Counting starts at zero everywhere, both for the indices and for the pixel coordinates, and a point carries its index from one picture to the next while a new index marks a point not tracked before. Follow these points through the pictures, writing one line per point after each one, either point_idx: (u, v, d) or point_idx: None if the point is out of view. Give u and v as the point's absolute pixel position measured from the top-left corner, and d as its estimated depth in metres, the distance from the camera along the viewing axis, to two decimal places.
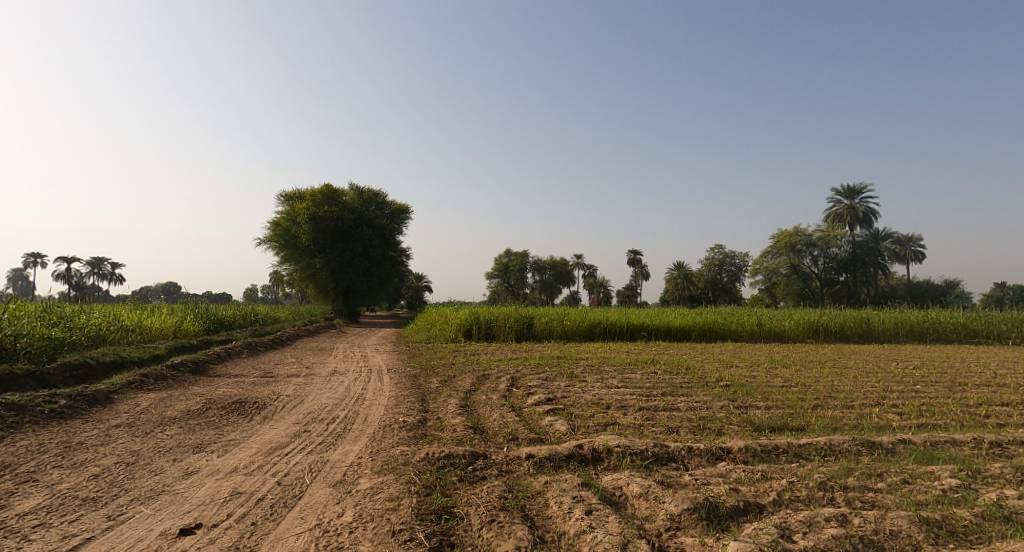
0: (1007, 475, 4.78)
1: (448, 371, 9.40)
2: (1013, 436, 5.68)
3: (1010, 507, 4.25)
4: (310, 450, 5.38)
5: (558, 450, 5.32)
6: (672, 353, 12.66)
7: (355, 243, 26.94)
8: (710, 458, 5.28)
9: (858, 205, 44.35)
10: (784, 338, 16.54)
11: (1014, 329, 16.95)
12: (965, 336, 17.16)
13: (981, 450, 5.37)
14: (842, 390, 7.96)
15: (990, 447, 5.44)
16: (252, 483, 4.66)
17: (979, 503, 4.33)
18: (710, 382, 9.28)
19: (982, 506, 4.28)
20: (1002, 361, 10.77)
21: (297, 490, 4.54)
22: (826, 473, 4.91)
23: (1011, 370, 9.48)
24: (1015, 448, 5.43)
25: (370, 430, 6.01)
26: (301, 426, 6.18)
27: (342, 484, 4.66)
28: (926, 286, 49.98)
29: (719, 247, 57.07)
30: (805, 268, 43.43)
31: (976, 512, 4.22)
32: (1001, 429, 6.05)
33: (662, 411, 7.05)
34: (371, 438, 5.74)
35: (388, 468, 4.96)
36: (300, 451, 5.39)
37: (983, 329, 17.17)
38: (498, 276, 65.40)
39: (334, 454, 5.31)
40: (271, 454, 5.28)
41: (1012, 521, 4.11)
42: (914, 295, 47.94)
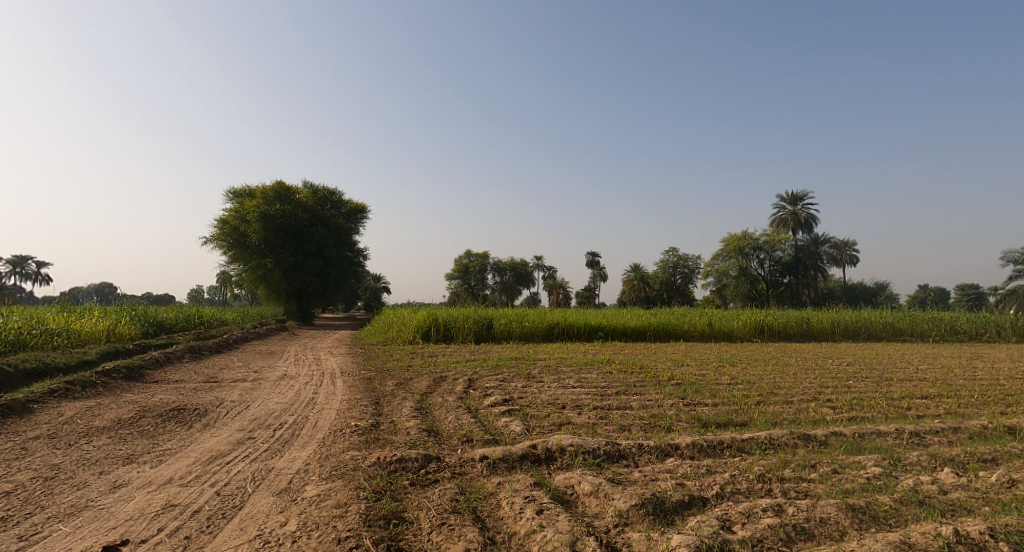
0: (923, 463, 5.11)
1: (404, 374, 9.31)
2: (930, 426, 6.07)
3: (924, 492, 4.55)
4: (253, 458, 5.27)
5: (511, 451, 5.37)
6: (625, 353, 12.94)
7: (312, 242, 26.35)
8: (659, 454, 5.46)
9: (801, 212, 46.17)
10: (733, 337, 17.10)
11: (935, 329, 18.15)
12: (893, 335, 18.18)
13: (902, 440, 5.72)
14: (783, 387, 8.29)
15: (909, 437, 5.80)
16: (187, 494, 4.53)
17: (897, 489, 4.63)
18: (661, 382, 9.49)
19: (901, 492, 4.57)
20: (923, 358, 11.46)
21: (238, 500, 4.45)
22: (765, 466, 5.14)
23: (933, 366, 10.08)
24: (931, 437, 5.81)
25: (320, 436, 5.91)
26: (245, 432, 6.05)
27: (286, 493, 4.58)
28: (861, 287, 52.55)
29: (674, 250, 58.70)
30: (752, 271, 44.88)
31: (896, 497, 4.50)
32: (920, 420, 6.46)
33: (616, 410, 7.20)
34: (321, 444, 5.65)
35: (337, 474, 4.91)
36: (242, 459, 5.26)
37: (909, 328, 18.26)
38: (457, 277, 65.04)
39: (279, 461, 5.21)
40: (210, 464, 5.14)
41: (925, 505, 4.40)
42: (850, 296, 50.38)
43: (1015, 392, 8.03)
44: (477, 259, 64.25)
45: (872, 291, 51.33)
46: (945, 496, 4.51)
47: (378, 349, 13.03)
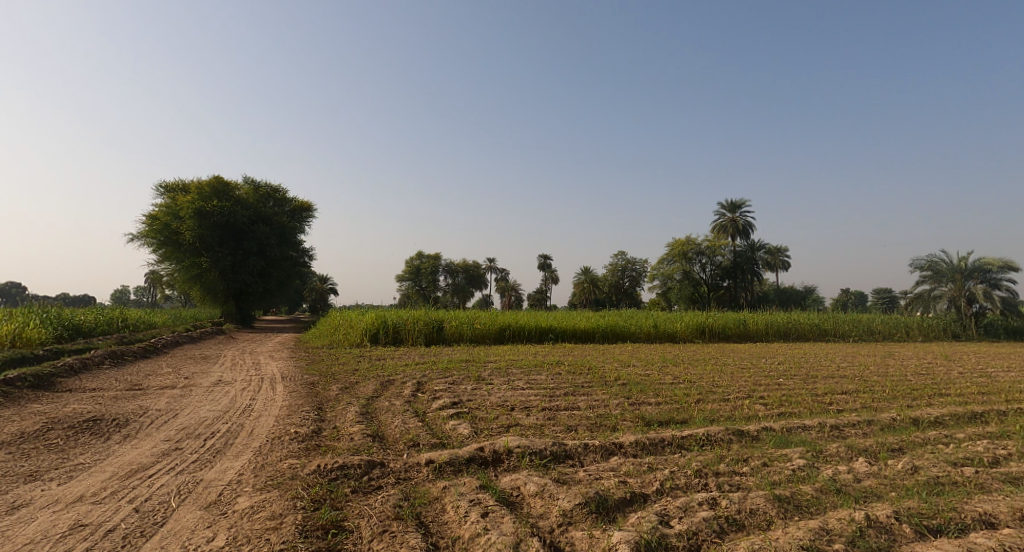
0: (842, 454, 5.47)
1: (349, 378, 9.17)
2: (849, 420, 6.50)
3: (842, 481, 4.88)
4: (180, 470, 5.10)
5: (458, 455, 5.39)
6: (573, 354, 13.16)
7: (253, 241, 25.49)
8: (604, 453, 5.61)
9: (739, 218, 48.09)
10: (677, 339, 17.66)
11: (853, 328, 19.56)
12: (818, 335, 19.38)
13: (824, 433, 6.10)
14: (721, 385, 8.65)
15: (831, 430, 6.19)
16: (100, 512, 4.36)
17: (819, 479, 4.94)
18: (608, 382, 9.74)
19: (821, 482, 4.88)
20: (846, 356, 12.23)
21: (159, 516, 4.30)
22: (703, 461, 5.37)
23: (854, 364, 10.80)
24: (850, 429, 6.22)
25: (255, 445, 5.77)
26: (171, 443, 5.84)
27: (215, 506, 4.47)
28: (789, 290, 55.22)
29: (622, 254, 60.19)
30: (695, 275, 46.50)
31: (817, 487, 4.80)
32: (840, 414, 6.90)
33: (563, 411, 7.34)
34: (257, 453, 5.52)
35: (272, 484, 4.82)
36: (167, 472, 5.08)
37: (834, 329, 19.50)
38: (408, 279, 64.33)
39: (208, 473, 5.06)
40: (129, 479, 4.94)
41: (842, 493, 4.72)
42: (781, 299, 52.88)
43: (924, 386, 8.71)
44: (428, 259, 64.18)
45: (801, 296, 53.72)
46: (860, 484, 4.85)
47: (323, 353, 12.75)
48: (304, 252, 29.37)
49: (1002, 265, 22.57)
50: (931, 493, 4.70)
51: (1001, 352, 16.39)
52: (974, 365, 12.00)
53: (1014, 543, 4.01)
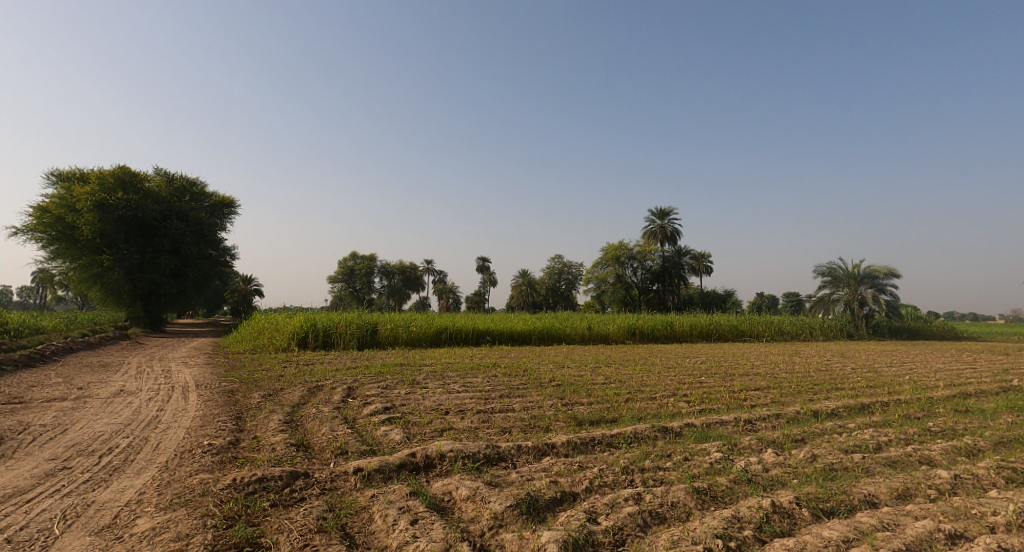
0: (755, 446, 5.85)
1: (273, 385, 8.88)
2: (761, 414, 6.96)
3: (754, 472, 5.22)
4: (67, 492, 4.80)
5: (388, 462, 5.37)
6: (510, 355, 13.29)
7: (165, 237, 24.27)
8: (536, 454, 5.74)
9: (667, 225, 50.05)
10: (610, 340, 18.19)
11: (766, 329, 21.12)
12: (736, 336, 20.68)
13: (740, 427, 6.50)
14: (649, 384, 9.01)
15: (745, 424, 6.60)
16: None
17: (733, 470, 5.27)
18: (542, 383, 9.94)
19: (736, 473, 5.21)
20: (761, 355, 13.06)
21: (39, 546, 4.06)
22: (630, 458, 5.60)
23: (767, 362, 11.57)
24: (762, 423, 6.66)
25: (161, 460, 5.50)
26: (58, 461, 5.47)
27: (110, 530, 4.25)
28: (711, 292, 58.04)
29: (559, 257, 61.38)
30: (627, 279, 47.99)
31: (731, 478, 5.12)
32: (754, 409, 7.38)
33: (498, 413, 7.43)
34: (162, 469, 5.28)
35: (180, 502, 4.62)
36: (51, 495, 4.77)
37: (748, 330, 20.92)
38: (341, 280, 62.63)
39: (102, 494, 4.79)
40: (4, 505, 4.61)
41: (754, 482, 5.06)
42: (705, 301, 55.36)
43: (825, 382, 9.46)
44: (363, 261, 63.01)
45: (721, 299, 56.65)
46: (768, 474, 5.22)
47: (245, 359, 12.22)
48: (221, 250, 28.07)
49: (887, 273, 25.20)
50: (827, 479, 5.14)
51: (890, 349, 18.08)
52: (869, 362, 13.14)
53: (893, 520, 4.47)
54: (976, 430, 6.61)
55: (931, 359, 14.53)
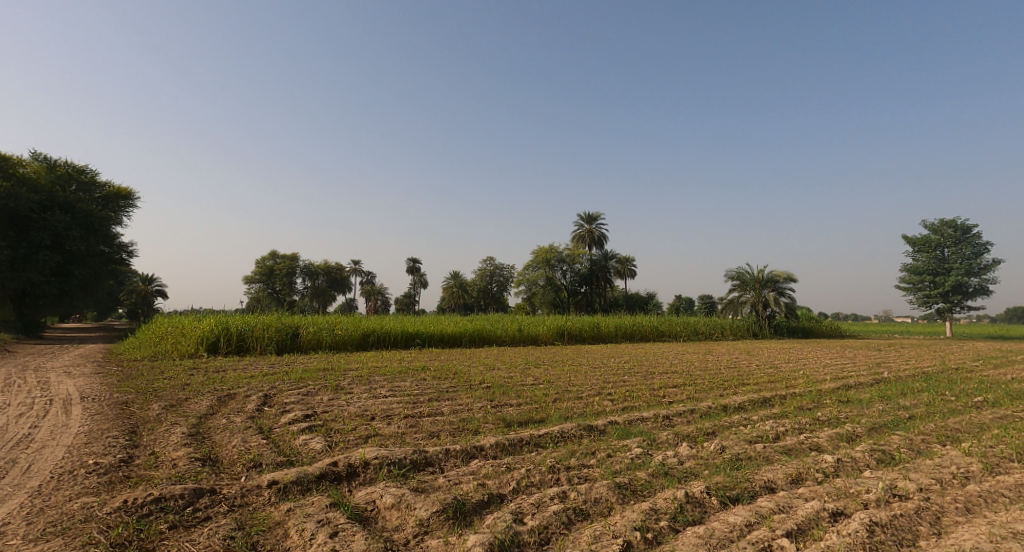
0: (671, 441, 6.17)
1: (179, 394, 8.40)
2: (677, 410, 7.35)
3: (670, 466, 5.50)
4: None
5: (307, 473, 5.24)
6: (440, 358, 13.23)
7: (44, 230, 22.22)
8: (464, 457, 5.78)
9: (595, 230, 51.46)
10: (539, 341, 18.50)
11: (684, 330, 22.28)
12: (656, 336, 21.63)
13: (658, 423, 6.83)
14: (575, 384, 9.26)
15: (663, 420, 6.93)
16: None
17: (651, 465, 5.53)
18: (472, 385, 9.99)
19: (653, 468, 5.47)
20: (678, 354, 13.74)
21: None
22: (556, 457, 5.74)
23: (684, 361, 12.20)
24: (678, 419, 7.03)
25: (34, 484, 5.02)
26: None
27: None
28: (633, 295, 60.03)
29: (491, 259, 61.82)
30: (557, 281, 48.96)
31: (649, 472, 5.37)
32: (671, 405, 7.76)
33: (426, 417, 7.40)
34: (37, 494, 4.84)
35: (56, 531, 4.28)
36: None
37: (668, 330, 21.93)
38: (259, 280, 59.69)
39: None
40: None
41: (669, 475, 5.33)
42: (629, 303, 57.26)
43: (733, 378, 10.10)
44: (285, 260, 60.49)
45: (643, 301, 58.94)
46: (682, 467, 5.52)
47: (143, 367, 11.34)
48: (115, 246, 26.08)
49: (786, 278, 27.05)
50: (732, 468, 5.51)
51: (790, 347, 19.58)
52: (772, 359, 14.15)
53: (787, 503, 4.86)
54: (856, 418, 7.30)
55: (825, 355, 15.84)
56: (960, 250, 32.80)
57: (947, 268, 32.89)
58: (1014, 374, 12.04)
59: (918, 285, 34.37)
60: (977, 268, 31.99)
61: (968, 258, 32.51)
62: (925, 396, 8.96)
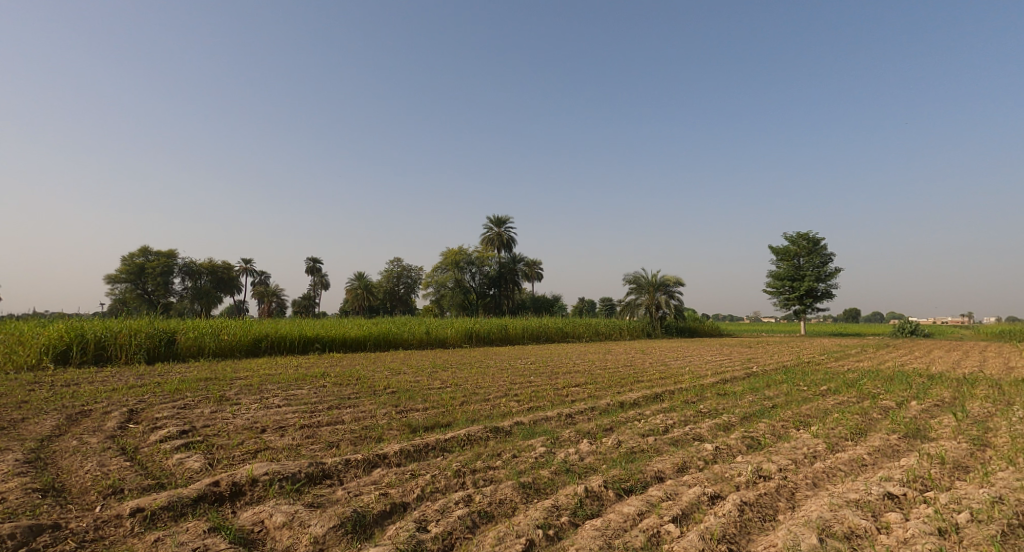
0: (575, 438, 6.18)
1: (20, 414, 7.27)
2: (580, 408, 7.41)
3: (573, 463, 5.47)
4: None
5: (181, 496, 4.68)
6: (341, 364, 12.56)
7: None
8: (366, 467, 5.43)
9: (504, 233, 51.79)
10: (447, 344, 18.19)
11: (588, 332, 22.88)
12: (562, 337, 22.04)
13: (561, 421, 6.84)
14: (483, 386, 9.10)
15: (566, 419, 6.95)
16: None
17: (555, 462, 5.48)
18: (376, 391, 9.54)
19: (557, 465, 5.42)
20: (582, 354, 14.00)
21: None
22: (462, 461, 5.53)
23: (587, 360, 12.46)
24: (581, 416, 7.09)
25: None
26: None
27: None
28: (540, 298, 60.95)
29: (397, 259, 60.34)
30: (466, 284, 48.67)
31: (553, 470, 5.32)
32: (574, 403, 7.82)
33: (324, 426, 6.92)
34: None
35: None
36: None
37: (572, 331, 22.44)
38: (127, 280, 53.69)
39: None
40: None
41: (572, 472, 5.30)
42: (535, 304, 58.04)
43: (630, 376, 10.42)
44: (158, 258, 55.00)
45: (549, 304, 59.99)
46: (583, 462, 5.52)
47: None
48: None
49: (676, 281, 28.68)
50: (628, 461, 5.60)
51: (682, 345, 20.76)
52: (664, 357, 14.83)
53: (673, 490, 5.00)
54: (729, 409, 7.73)
55: (709, 353, 16.90)
56: (811, 259, 36.61)
57: (801, 275, 36.55)
58: (855, 365, 13.53)
59: (779, 290, 37.79)
60: (824, 275, 35.86)
61: (817, 266, 36.32)
62: (787, 386, 9.77)
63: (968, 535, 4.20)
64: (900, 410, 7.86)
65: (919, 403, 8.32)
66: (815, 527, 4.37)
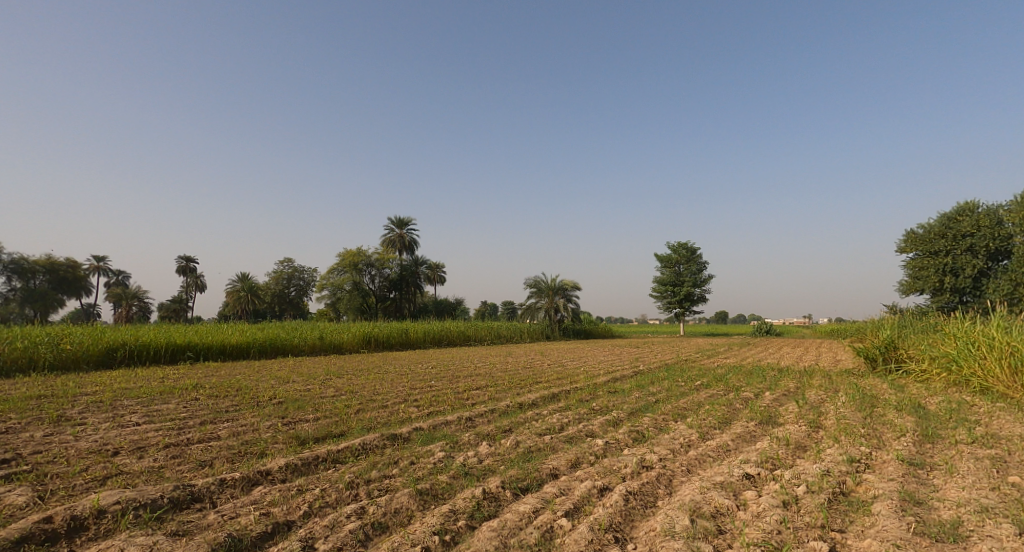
0: (474, 441, 5.97)
1: None
2: (479, 411, 7.21)
3: (471, 466, 5.24)
4: None
5: (3, 538, 3.91)
6: (219, 374, 11.45)
7: None
8: (245, 486, 4.87)
9: (407, 235, 50.87)
10: (343, 349, 17.29)
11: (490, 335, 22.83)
12: (464, 340, 21.80)
13: (461, 425, 6.59)
14: (381, 393, 8.63)
15: (465, 422, 6.72)
16: None
17: (453, 467, 5.22)
18: (260, 402, 8.75)
19: (455, 469, 5.16)
20: (483, 358, 13.80)
21: None
22: (355, 472, 5.12)
23: (487, 363, 12.30)
24: (481, 419, 6.88)
25: None
26: None
27: None
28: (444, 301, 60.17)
29: (288, 260, 57.04)
30: (364, 286, 46.84)
31: (451, 474, 5.06)
32: (475, 406, 7.61)
33: (196, 444, 6.17)
34: None
35: None
36: None
37: (474, 335, 22.26)
38: None
39: None
40: None
41: (470, 475, 5.08)
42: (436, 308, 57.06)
43: (529, 377, 10.39)
44: None
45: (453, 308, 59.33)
46: (482, 464, 5.31)
47: None
48: None
49: (574, 285, 29.57)
50: (525, 460, 5.46)
51: (579, 347, 21.32)
52: (562, 359, 15.03)
53: (566, 485, 4.92)
54: (618, 405, 7.87)
55: (603, 354, 17.41)
56: (689, 266, 39.36)
57: (681, 281, 39.05)
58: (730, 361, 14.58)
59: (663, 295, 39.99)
60: (699, 281, 38.73)
61: (695, 272, 39.16)
62: (669, 382, 10.22)
63: (804, 505, 4.50)
64: (757, 400, 8.41)
65: (772, 393, 9.01)
66: (687, 509, 4.47)
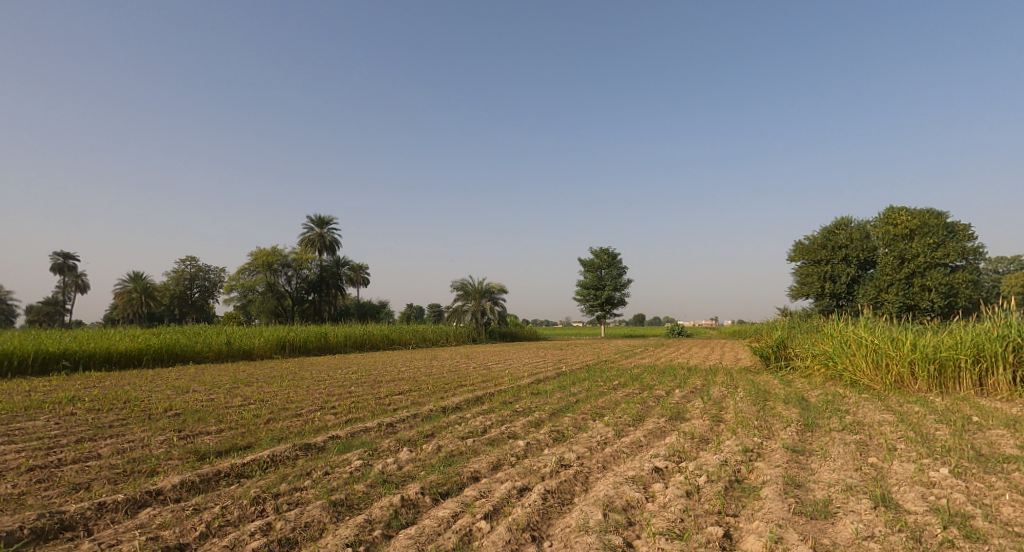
0: (394, 447, 5.62)
1: None
2: (400, 416, 6.85)
3: (389, 474, 4.90)
4: None
5: None
6: (104, 386, 10.30)
7: None
8: (130, 508, 4.28)
9: (327, 234, 48.93)
10: (253, 355, 16.21)
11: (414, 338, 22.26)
12: (386, 344, 21.11)
13: (381, 431, 6.21)
14: (295, 401, 8.04)
15: (385, 428, 6.34)
16: None
17: (371, 475, 4.86)
18: (153, 415, 7.91)
19: (373, 478, 4.81)
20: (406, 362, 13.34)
21: None
22: (261, 486, 4.64)
23: (410, 367, 11.88)
24: (401, 424, 6.53)
25: None
26: None
27: None
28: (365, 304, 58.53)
29: (192, 259, 53.23)
30: (279, 288, 44.72)
31: (368, 483, 4.71)
32: (396, 412, 7.22)
33: (71, 464, 5.41)
34: None
35: None
36: None
37: (397, 338, 21.64)
38: None
39: None
40: None
41: (389, 482, 4.75)
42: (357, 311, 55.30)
43: (453, 381, 10.10)
44: None
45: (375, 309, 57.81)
46: (401, 471, 4.99)
47: None
48: None
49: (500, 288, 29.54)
50: (446, 464, 5.19)
51: (504, 349, 21.29)
52: (487, 362, 14.80)
53: (487, 487, 4.69)
54: (541, 407, 7.75)
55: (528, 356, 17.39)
56: (611, 270, 40.40)
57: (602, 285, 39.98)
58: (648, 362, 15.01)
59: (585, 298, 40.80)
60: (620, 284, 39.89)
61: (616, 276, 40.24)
62: (588, 383, 10.28)
63: (703, 494, 4.52)
64: (667, 397, 8.56)
65: (680, 390, 9.24)
66: (601, 503, 4.38)
